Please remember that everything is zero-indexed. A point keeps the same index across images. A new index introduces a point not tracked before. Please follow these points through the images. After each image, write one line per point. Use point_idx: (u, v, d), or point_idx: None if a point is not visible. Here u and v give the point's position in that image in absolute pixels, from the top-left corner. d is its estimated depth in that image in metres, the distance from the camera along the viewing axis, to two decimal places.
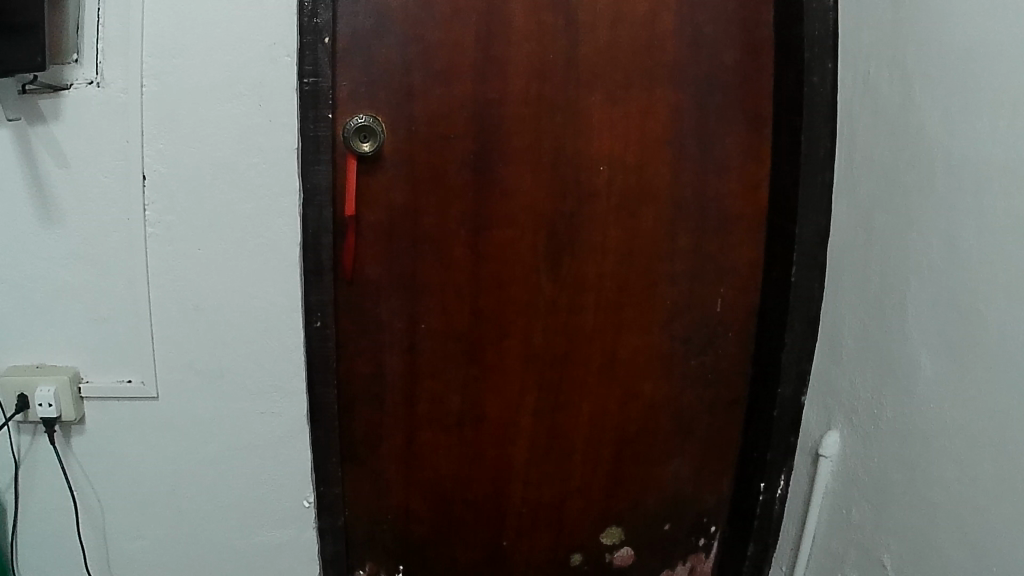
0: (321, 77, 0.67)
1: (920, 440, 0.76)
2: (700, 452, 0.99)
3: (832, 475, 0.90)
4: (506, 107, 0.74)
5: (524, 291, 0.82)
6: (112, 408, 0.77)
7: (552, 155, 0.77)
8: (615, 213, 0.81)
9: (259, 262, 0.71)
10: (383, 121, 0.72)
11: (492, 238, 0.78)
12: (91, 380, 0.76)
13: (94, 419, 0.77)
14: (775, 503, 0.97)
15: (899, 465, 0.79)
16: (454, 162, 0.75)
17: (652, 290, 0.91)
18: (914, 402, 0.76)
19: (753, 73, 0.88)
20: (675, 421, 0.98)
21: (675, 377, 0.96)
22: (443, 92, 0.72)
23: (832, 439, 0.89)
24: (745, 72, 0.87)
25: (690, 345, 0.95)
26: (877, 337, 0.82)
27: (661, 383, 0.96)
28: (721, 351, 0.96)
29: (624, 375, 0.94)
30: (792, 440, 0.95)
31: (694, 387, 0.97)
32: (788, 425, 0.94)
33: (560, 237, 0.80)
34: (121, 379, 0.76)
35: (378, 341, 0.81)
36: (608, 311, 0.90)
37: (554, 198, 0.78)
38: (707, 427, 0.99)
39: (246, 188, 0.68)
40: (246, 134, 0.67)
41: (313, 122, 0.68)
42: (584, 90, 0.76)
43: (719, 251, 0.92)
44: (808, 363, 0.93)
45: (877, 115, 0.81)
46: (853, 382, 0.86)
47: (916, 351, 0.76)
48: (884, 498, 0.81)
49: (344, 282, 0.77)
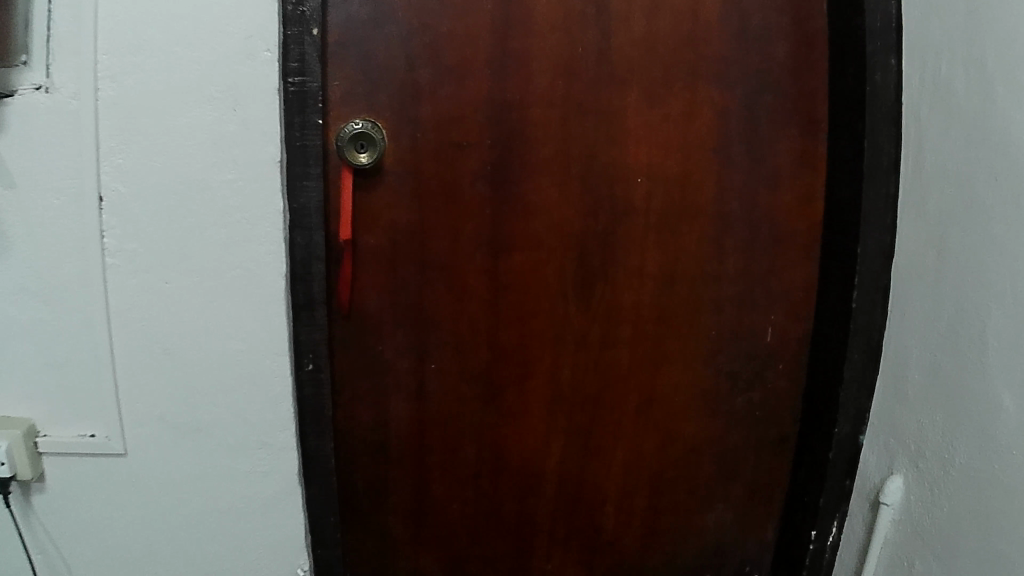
0: (310, 76, 0.56)
1: (1000, 496, 0.63)
2: (744, 497, 0.86)
3: (893, 524, 0.77)
4: (527, 109, 0.63)
5: (550, 324, 0.70)
6: (75, 465, 0.66)
7: (582, 165, 0.65)
8: (653, 232, 0.69)
9: (239, 298, 0.59)
10: (383, 127, 0.60)
11: (512, 264, 0.66)
12: (49, 434, 0.65)
13: (56, 477, 0.66)
14: (825, 552, 0.83)
15: (973, 521, 0.66)
16: (467, 175, 0.63)
17: (697, 319, 0.78)
18: (994, 449, 0.64)
19: (807, 68, 0.74)
20: (718, 470, 0.85)
21: (717, 416, 0.82)
22: (452, 92, 0.61)
23: (894, 489, 0.76)
24: (798, 68, 0.74)
25: (735, 380, 0.81)
26: (950, 369, 0.70)
27: (704, 423, 0.82)
28: (770, 386, 0.82)
29: (663, 416, 0.81)
30: (848, 485, 0.80)
31: (739, 427, 0.83)
32: (845, 469, 0.80)
33: (591, 261, 0.69)
34: (84, 434, 0.65)
35: (382, 384, 0.70)
36: (645, 344, 0.77)
37: (584, 215, 0.67)
38: (753, 470, 0.85)
39: (220, 210, 0.57)
40: (219, 146, 0.55)
41: (299, 130, 0.57)
42: (618, 89, 0.65)
43: (769, 273, 0.79)
44: (868, 399, 0.79)
45: (951, 116, 0.69)
46: (922, 420, 0.73)
47: (997, 388, 0.64)
48: (954, 560, 0.69)
49: (339, 317, 0.66)
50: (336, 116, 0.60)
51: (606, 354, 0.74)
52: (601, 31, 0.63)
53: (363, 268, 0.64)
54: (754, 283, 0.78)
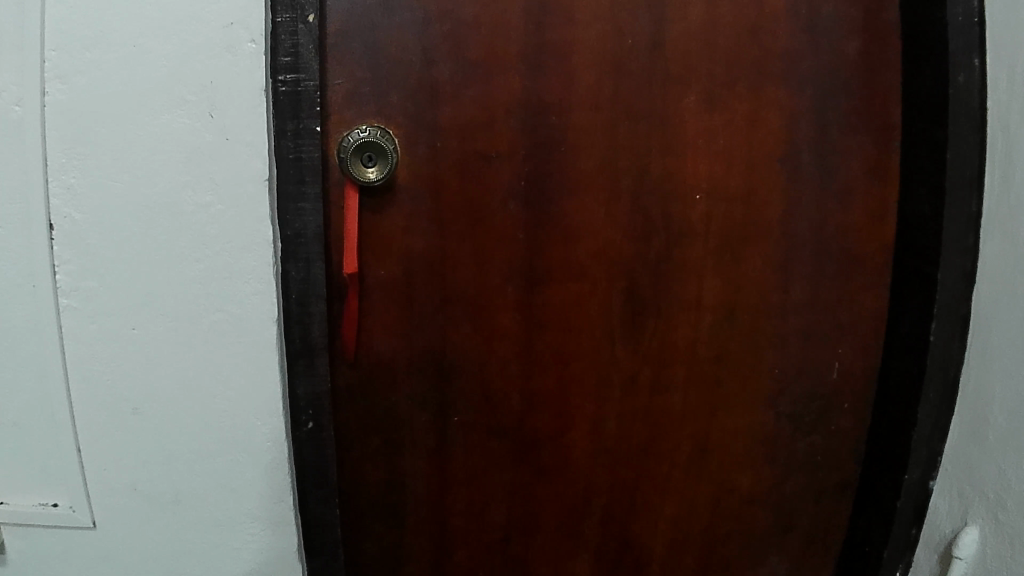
0: (305, 72, 0.45)
1: None
2: (801, 549, 0.69)
3: None
4: (569, 113, 0.50)
5: (592, 368, 0.57)
6: (37, 539, 0.55)
7: (633, 178, 0.53)
8: (714, 257, 0.57)
9: (221, 347, 0.48)
10: (397, 136, 0.48)
11: (548, 299, 0.54)
12: (7, 502, 0.54)
13: (16, 550, 0.55)
14: None
15: None
16: (498, 191, 0.50)
17: (757, 353, 0.62)
18: None
19: (882, 65, 0.59)
20: (775, 526, 0.68)
21: (774, 463, 0.66)
22: (479, 91, 0.48)
23: (970, 543, 0.60)
24: (869, 66, 0.59)
25: (798, 423, 0.65)
26: None
27: (761, 470, 0.66)
28: (835, 428, 0.66)
29: (717, 466, 0.65)
30: (915, 532, 0.65)
31: (799, 474, 0.67)
32: (913, 515, 0.64)
33: (643, 294, 0.56)
34: (46, 503, 0.54)
35: (396, 443, 0.57)
36: (703, 384, 0.62)
37: (635, 239, 0.54)
38: (810, 518, 0.68)
39: (196, 241, 0.45)
40: (193, 160, 0.44)
41: (293, 138, 0.45)
42: (676, 90, 0.53)
43: (840, 302, 0.62)
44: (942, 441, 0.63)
45: None
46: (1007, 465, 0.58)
47: None
48: None
49: (344, 366, 0.53)
50: (343, 124, 0.47)
51: (657, 400, 0.62)
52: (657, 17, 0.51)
53: (376, 308, 0.52)
54: (836, 315, 0.63)
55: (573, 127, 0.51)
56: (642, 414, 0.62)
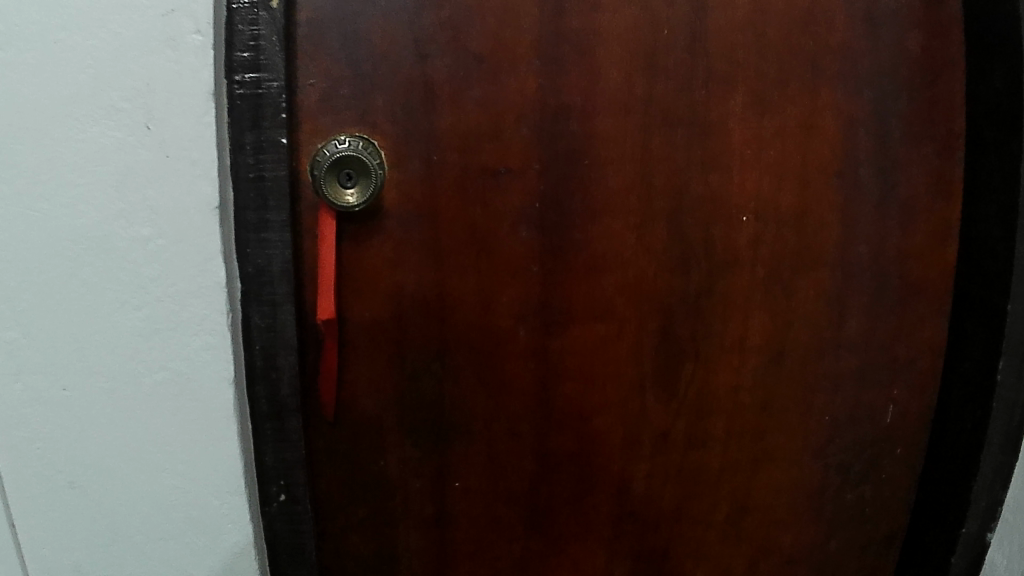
0: (267, 70, 0.36)
1: None
2: None
3: None
4: (593, 117, 0.41)
5: (619, 423, 0.46)
6: None
7: (673, 196, 0.43)
8: (760, 292, 0.46)
9: (168, 414, 0.37)
10: (382, 148, 0.39)
11: (569, 345, 0.43)
12: None
13: None
14: None
15: None
16: (505, 215, 0.40)
17: (806, 397, 0.50)
18: None
19: (946, 64, 0.46)
20: None
21: (822, 521, 0.54)
22: (482, 91, 0.39)
23: None
24: (931, 66, 0.45)
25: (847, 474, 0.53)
26: None
27: (806, 531, 0.54)
28: (885, 477, 0.53)
29: (756, 527, 0.53)
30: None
31: (847, 535, 0.54)
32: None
33: (676, 334, 0.45)
34: None
35: (384, 516, 0.45)
36: (745, 437, 0.50)
37: (669, 271, 0.43)
38: None
39: (134, 284, 0.35)
40: (127, 184, 0.34)
41: (252, 152, 0.36)
42: (719, 91, 0.43)
43: (898, 339, 0.50)
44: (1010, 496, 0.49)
45: None
46: None
47: None
48: None
49: (323, 428, 0.42)
50: (320, 135, 0.39)
51: (691, 458, 0.49)
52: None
53: (364, 358, 0.41)
54: (916, 360, 0.50)
55: (598, 134, 0.41)
56: (678, 474, 0.50)
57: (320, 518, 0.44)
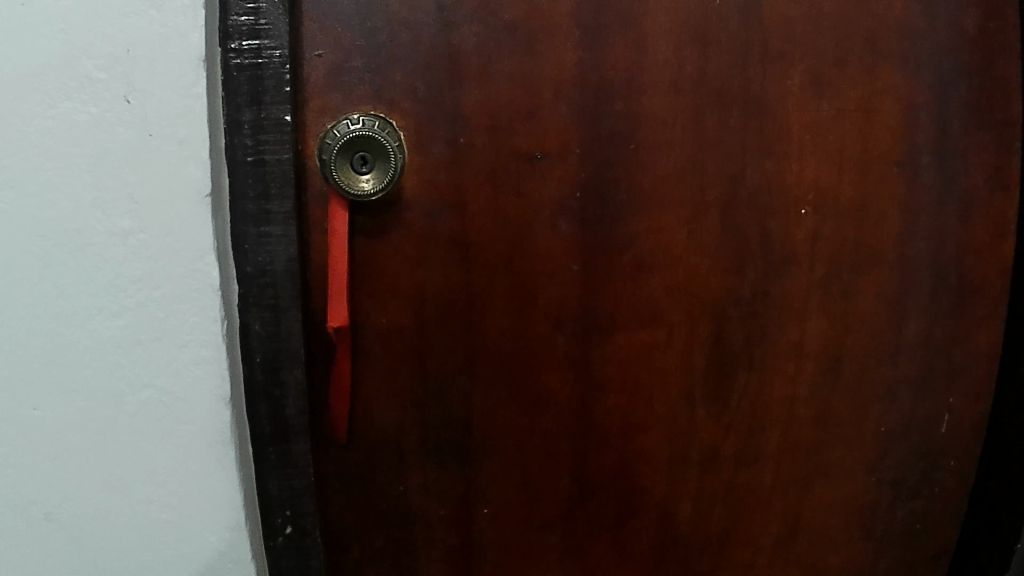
0: (268, 37, 0.31)
1: None
2: None
3: None
4: (640, 95, 0.36)
5: (665, 442, 0.40)
6: None
7: (727, 185, 0.37)
8: (819, 291, 0.41)
9: (154, 440, 0.31)
10: (401, 129, 0.34)
11: (611, 354, 0.37)
12: None
13: None
14: None
15: None
16: (543, 207, 0.35)
17: (869, 411, 0.44)
18: None
19: (1007, 41, 0.41)
20: None
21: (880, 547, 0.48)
22: (515, 66, 0.34)
23: None
24: (990, 44, 0.41)
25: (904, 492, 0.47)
26: None
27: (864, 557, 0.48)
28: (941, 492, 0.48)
29: (812, 554, 0.47)
30: None
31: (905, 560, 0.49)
32: None
33: (730, 340, 0.39)
34: None
35: (399, 554, 0.39)
36: (800, 454, 0.44)
37: (721, 269, 0.38)
38: None
39: (112, 286, 0.30)
40: (103, 167, 0.29)
41: (250, 131, 0.31)
42: (774, 69, 0.38)
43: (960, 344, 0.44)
44: None
45: None
46: None
47: None
48: None
49: (333, 451, 0.36)
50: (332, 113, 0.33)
51: (743, 479, 0.43)
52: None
53: (382, 368, 0.35)
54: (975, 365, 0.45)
55: (642, 115, 0.36)
56: (731, 498, 0.43)
57: (328, 558, 0.38)
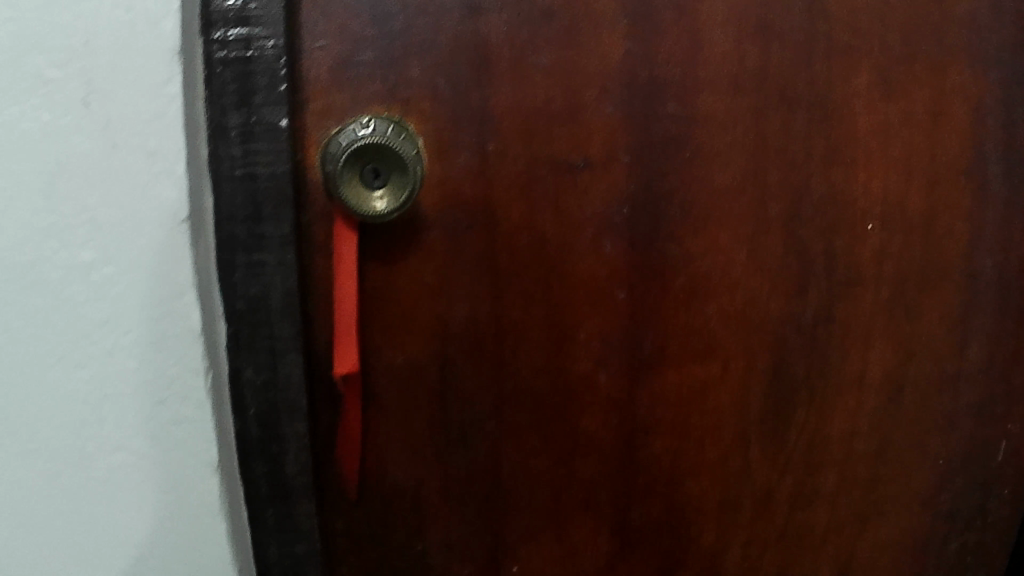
0: (259, 25, 0.26)
1: None
2: None
3: None
4: (695, 93, 0.31)
5: (715, 487, 0.34)
6: None
7: (792, 197, 0.32)
8: (885, 315, 0.35)
9: (127, 517, 0.26)
10: (419, 134, 0.29)
11: (660, 390, 0.32)
12: None
13: None
14: None
15: None
16: (583, 224, 0.30)
17: (941, 445, 0.39)
18: None
19: None
20: None
21: None
22: (553, 58, 0.29)
23: None
24: None
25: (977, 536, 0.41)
26: None
27: None
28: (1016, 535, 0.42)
29: None
30: None
31: None
32: None
33: (791, 371, 0.33)
34: None
35: None
36: (868, 498, 0.38)
37: (783, 292, 0.33)
38: None
39: (71, 330, 0.24)
40: (58, 187, 0.24)
41: (240, 139, 0.26)
42: (838, 65, 0.33)
43: None
44: None
45: None
46: None
47: None
48: None
49: (341, 508, 0.31)
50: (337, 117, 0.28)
51: (801, 527, 0.37)
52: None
53: (397, 415, 0.30)
54: None
55: (697, 117, 0.31)
56: (792, 550, 0.37)
57: None
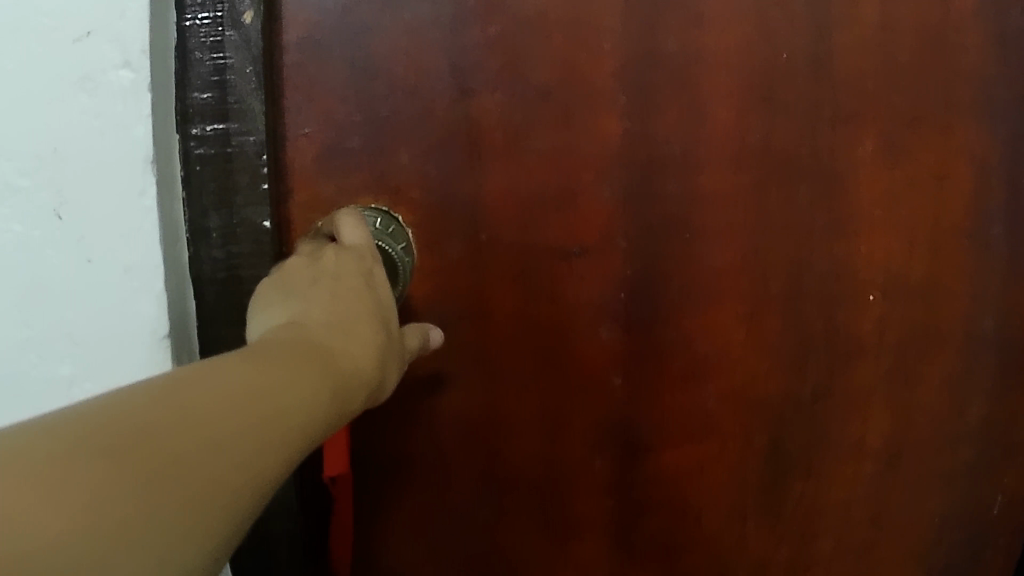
0: (239, 120, 0.25)
1: None
2: None
3: None
4: (695, 172, 0.30)
5: (710, 562, 0.34)
6: None
7: (792, 273, 0.31)
8: (885, 388, 0.34)
9: None
10: (408, 226, 0.28)
11: (656, 470, 0.32)
12: None
13: None
14: None
15: None
16: (577, 310, 0.29)
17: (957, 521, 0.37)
18: None
19: None
20: None
21: None
22: (548, 140, 0.28)
23: None
24: None
25: None
26: None
27: None
28: None
29: None
30: None
31: None
32: None
33: (788, 449, 0.33)
34: None
35: None
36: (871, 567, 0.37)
37: (781, 369, 0.32)
38: None
39: None
40: (29, 303, 0.22)
41: (220, 243, 0.25)
42: (843, 134, 0.32)
43: None
44: None
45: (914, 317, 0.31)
46: None
47: None
48: None
49: None
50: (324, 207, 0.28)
51: None
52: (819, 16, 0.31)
53: (389, 504, 0.30)
54: None
55: (696, 197, 0.30)
56: None
57: None
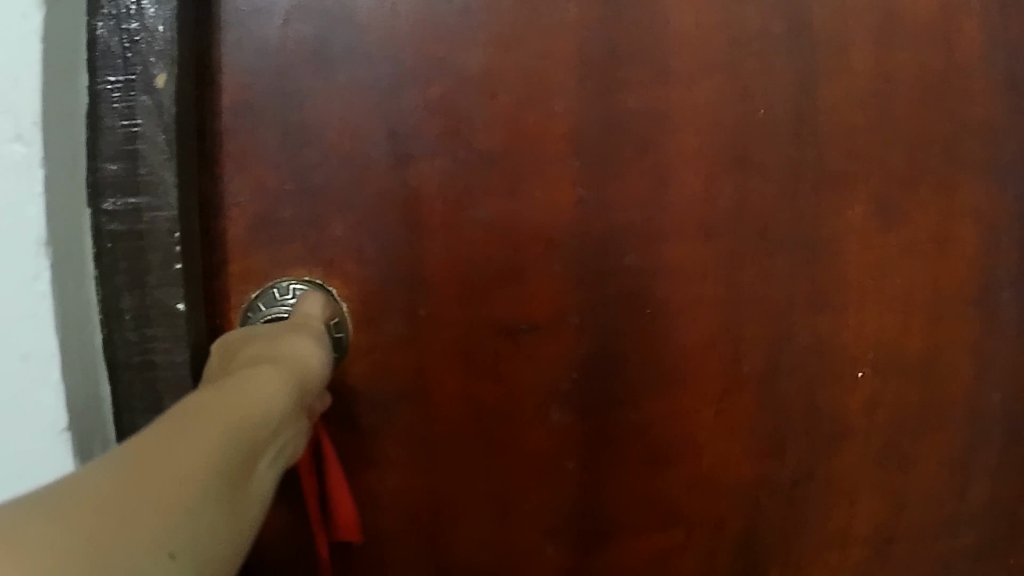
0: (153, 194, 0.22)
1: None
2: None
3: None
4: (657, 241, 0.27)
5: None
6: None
7: (769, 349, 0.29)
8: (875, 470, 0.31)
9: None
10: (343, 299, 0.26)
11: (616, 557, 0.29)
12: None
13: None
14: None
15: None
16: (526, 387, 0.28)
17: None
18: None
19: None
20: None
21: None
22: (492, 209, 0.26)
23: None
24: None
25: None
26: None
27: None
28: None
29: None
30: None
31: None
32: None
33: (764, 535, 0.30)
34: None
35: None
36: None
37: (754, 452, 0.29)
38: None
39: None
40: None
41: (128, 330, 0.22)
42: (828, 196, 0.29)
43: None
44: None
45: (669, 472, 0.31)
46: None
47: None
48: None
49: None
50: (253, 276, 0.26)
51: None
52: (799, 67, 0.28)
53: None
54: None
55: (659, 267, 0.27)
56: None
57: None
